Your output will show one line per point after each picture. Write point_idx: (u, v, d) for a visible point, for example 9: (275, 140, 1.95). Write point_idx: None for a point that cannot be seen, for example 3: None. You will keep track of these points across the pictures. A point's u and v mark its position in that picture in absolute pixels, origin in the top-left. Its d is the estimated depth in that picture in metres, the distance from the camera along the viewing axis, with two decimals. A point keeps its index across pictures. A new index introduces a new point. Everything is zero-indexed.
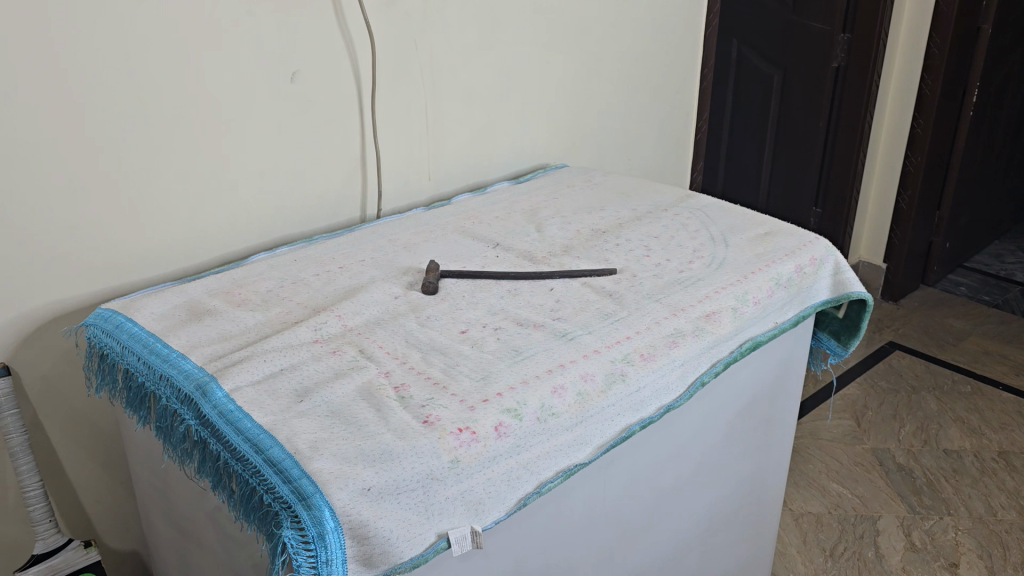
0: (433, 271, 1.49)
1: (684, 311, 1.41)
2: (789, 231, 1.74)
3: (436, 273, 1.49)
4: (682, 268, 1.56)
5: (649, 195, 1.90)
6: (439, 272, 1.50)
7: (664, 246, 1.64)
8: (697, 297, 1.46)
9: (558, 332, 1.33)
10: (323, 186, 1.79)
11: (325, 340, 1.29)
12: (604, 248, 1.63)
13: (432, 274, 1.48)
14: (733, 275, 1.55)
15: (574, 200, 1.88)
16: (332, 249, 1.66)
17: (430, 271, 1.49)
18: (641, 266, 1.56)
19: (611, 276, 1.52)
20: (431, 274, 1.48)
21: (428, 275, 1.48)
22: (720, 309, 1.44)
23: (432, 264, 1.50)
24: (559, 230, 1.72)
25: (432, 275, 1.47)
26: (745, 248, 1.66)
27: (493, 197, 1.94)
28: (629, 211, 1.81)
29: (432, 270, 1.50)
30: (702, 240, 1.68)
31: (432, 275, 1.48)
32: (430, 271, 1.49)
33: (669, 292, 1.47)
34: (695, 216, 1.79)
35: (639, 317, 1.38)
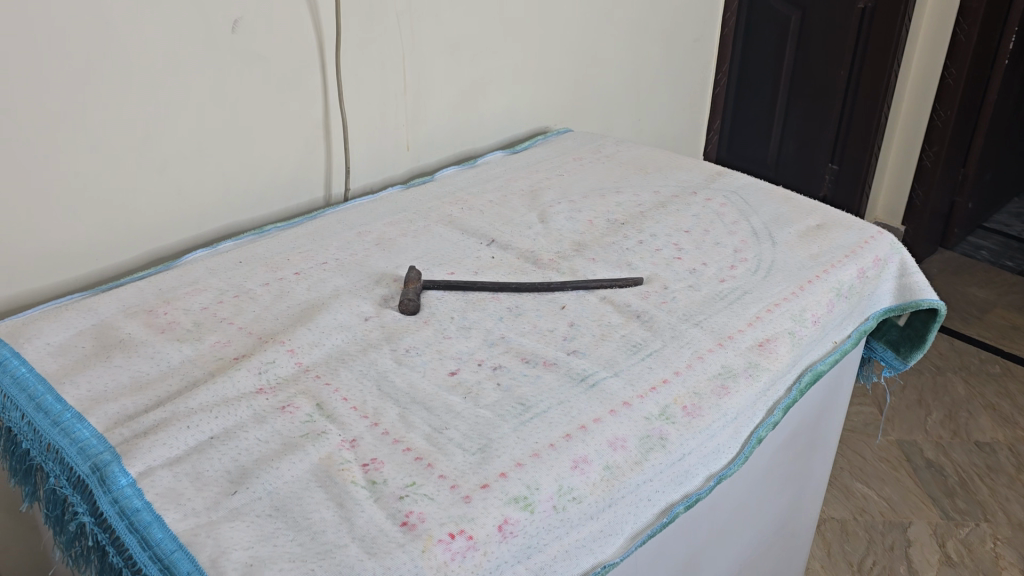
0: (412, 286, 1.18)
1: (731, 341, 1.12)
2: (844, 222, 1.44)
3: (416, 287, 1.18)
4: (723, 277, 1.26)
5: (672, 172, 1.59)
6: (420, 285, 1.19)
7: (698, 245, 1.34)
8: (745, 321, 1.17)
9: (575, 374, 1.04)
10: (277, 162, 1.46)
11: (272, 389, 0.99)
12: (625, 249, 1.32)
13: (410, 290, 1.17)
14: (786, 287, 1.25)
15: (583, 178, 1.56)
16: (288, 244, 1.34)
17: (409, 286, 1.18)
18: (673, 275, 1.26)
19: (637, 289, 1.22)
20: (409, 290, 1.17)
21: (405, 291, 1.17)
22: (774, 335, 1.16)
23: (411, 275, 1.19)
24: (568, 222, 1.41)
25: (410, 291, 1.16)
26: (796, 246, 1.36)
27: (486, 173, 1.62)
28: (651, 195, 1.49)
29: (411, 283, 1.19)
30: (743, 236, 1.38)
31: (411, 289, 1.17)
32: (409, 285, 1.18)
33: (711, 312, 1.18)
34: (730, 203, 1.48)
35: (675, 352, 1.09)
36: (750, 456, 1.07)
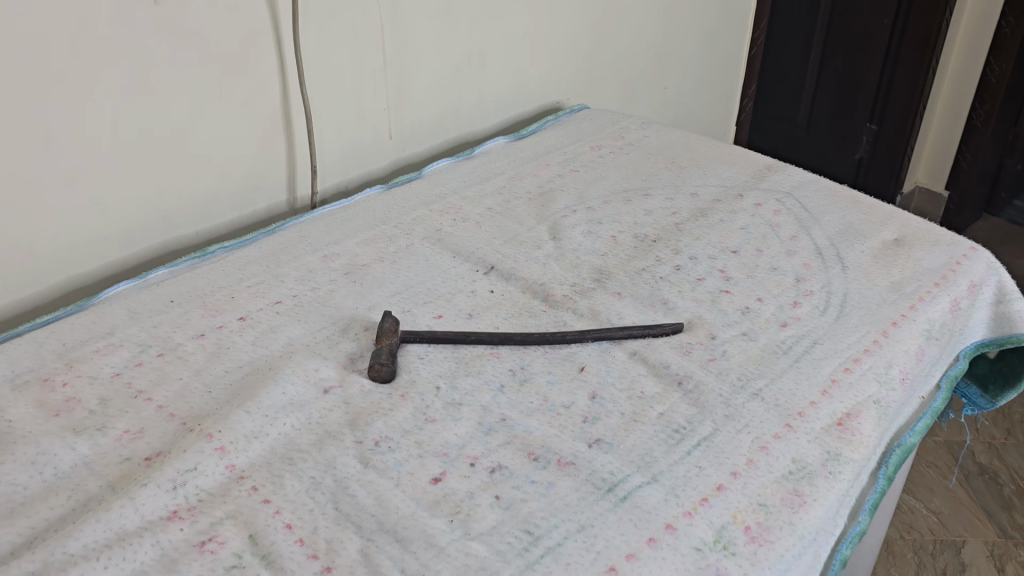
0: (386, 345, 0.91)
1: (802, 421, 0.86)
2: (927, 236, 1.16)
3: (391, 345, 0.91)
4: (785, 321, 0.99)
5: (712, 168, 1.30)
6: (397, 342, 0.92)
7: (751, 274, 1.06)
8: (818, 388, 0.90)
9: (599, 481, 0.77)
10: (225, 162, 1.17)
11: (191, 514, 0.73)
12: (659, 281, 1.05)
13: (384, 350, 0.90)
14: (865, 334, 0.98)
15: (603, 176, 1.28)
16: (234, 272, 1.06)
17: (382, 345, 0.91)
18: (721, 319, 0.98)
19: (678, 342, 0.95)
20: (382, 350, 0.90)
21: (377, 352, 0.90)
22: (857, 408, 0.89)
23: (385, 330, 0.92)
24: (586, 240, 1.13)
25: (384, 352, 0.89)
26: (872, 272, 1.08)
27: (485, 166, 1.33)
28: (688, 201, 1.21)
29: (386, 340, 0.91)
30: (805, 258, 1.10)
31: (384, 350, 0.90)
32: (382, 344, 0.91)
33: (773, 375, 0.91)
34: (784, 211, 1.20)
35: (731, 442, 0.82)
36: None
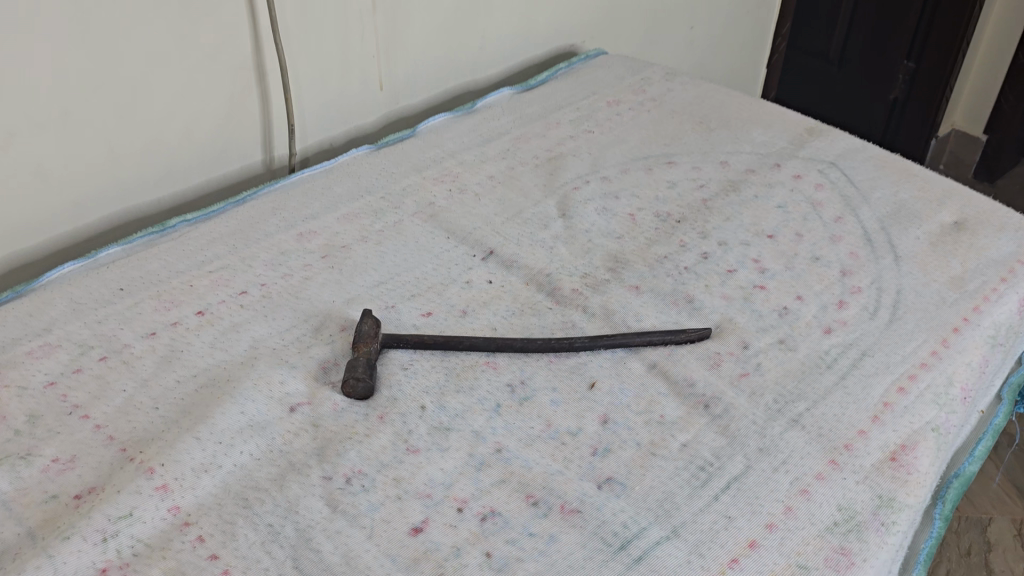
0: (364, 354, 0.77)
1: (849, 457, 0.73)
2: (994, 218, 1.01)
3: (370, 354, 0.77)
4: (830, 326, 0.85)
5: (745, 131, 1.14)
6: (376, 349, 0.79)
7: (789, 264, 0.92)
8: (868, 414, 0.77)
9: (610, 535, 0.65)
10: (188, 121, 1.02)
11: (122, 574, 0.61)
12: (682, 272, 0.91)
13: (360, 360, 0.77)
14: (922, 343, 0.84)
15: (620, 139, 1.12)
16: (195, 253, 0.92)
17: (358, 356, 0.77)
18: (755, 323, 0.85)
19: (704, 352, 0.81)
20: (358, 361, 0.76)
21: (353, 363, 0.76)
22: (913, 438, 0.75)
23: (363, 336, 0.78)
24: (600, 218, 0.98)
25: (360, 364, 0.76)
26: (930, 264, 0.93)
27: (487, 123, 1.17)
28: (717, 172, 1.06)
29: (364, 348, 0.78)
30: (852, 245, 0.95)
31: (361, 361, 0.76)
32: (359, 353, 0.77)
33: (816, 396, 0.78)
34: (828, 185, 1.04)
35: (765, 485, 0.70)
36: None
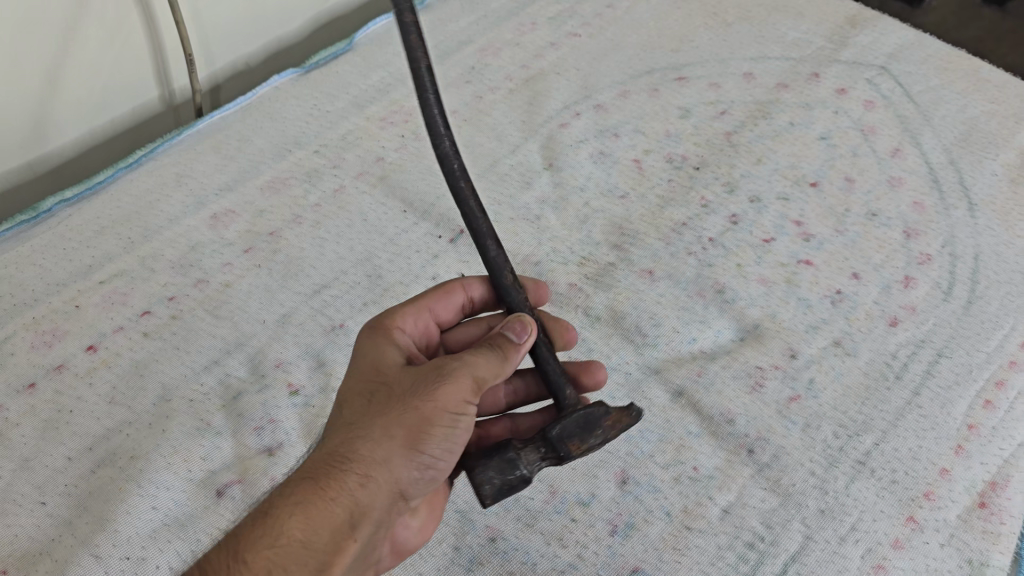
0: (598, 420, 0.50)
1: (928, 509, 0.58)
2: None
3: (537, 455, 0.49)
4: (895, 317, 0.68)
5: (770, 26, 0.91)
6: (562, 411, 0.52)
7: (839, 226, 0.73)
8: (950, 445, 0.61)
9: None
10: (50, 68, 0.75)
11: None
12: (707, 246, 0.72)
13: (548, 454, 0.49)
14: (1010, 336, 0.67)
15: (615, 45, 0.89)
16: (80, 251, 0.71)
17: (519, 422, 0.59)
18: (803, 319, 0.67)
19: (742, 367, 0.64)
20: (513, 463, 0.48)
21: (467, 459, 0.49)
22: (1004, 474, 0.61)
23: (637, 412, 0.51)
24: (596, 168, 0.78)
25: (496, 475, 0.48)
26: (1012, 212, 0.75)
27: (444, 27, 0.92)
28: (739, 89, 0.84)
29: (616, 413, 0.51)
30: (915, 191, 0.76)
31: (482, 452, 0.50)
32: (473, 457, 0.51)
33: (885, 424, 0.62)
34: (879, 101, 0.83)
35: (832, 564, 0.55)
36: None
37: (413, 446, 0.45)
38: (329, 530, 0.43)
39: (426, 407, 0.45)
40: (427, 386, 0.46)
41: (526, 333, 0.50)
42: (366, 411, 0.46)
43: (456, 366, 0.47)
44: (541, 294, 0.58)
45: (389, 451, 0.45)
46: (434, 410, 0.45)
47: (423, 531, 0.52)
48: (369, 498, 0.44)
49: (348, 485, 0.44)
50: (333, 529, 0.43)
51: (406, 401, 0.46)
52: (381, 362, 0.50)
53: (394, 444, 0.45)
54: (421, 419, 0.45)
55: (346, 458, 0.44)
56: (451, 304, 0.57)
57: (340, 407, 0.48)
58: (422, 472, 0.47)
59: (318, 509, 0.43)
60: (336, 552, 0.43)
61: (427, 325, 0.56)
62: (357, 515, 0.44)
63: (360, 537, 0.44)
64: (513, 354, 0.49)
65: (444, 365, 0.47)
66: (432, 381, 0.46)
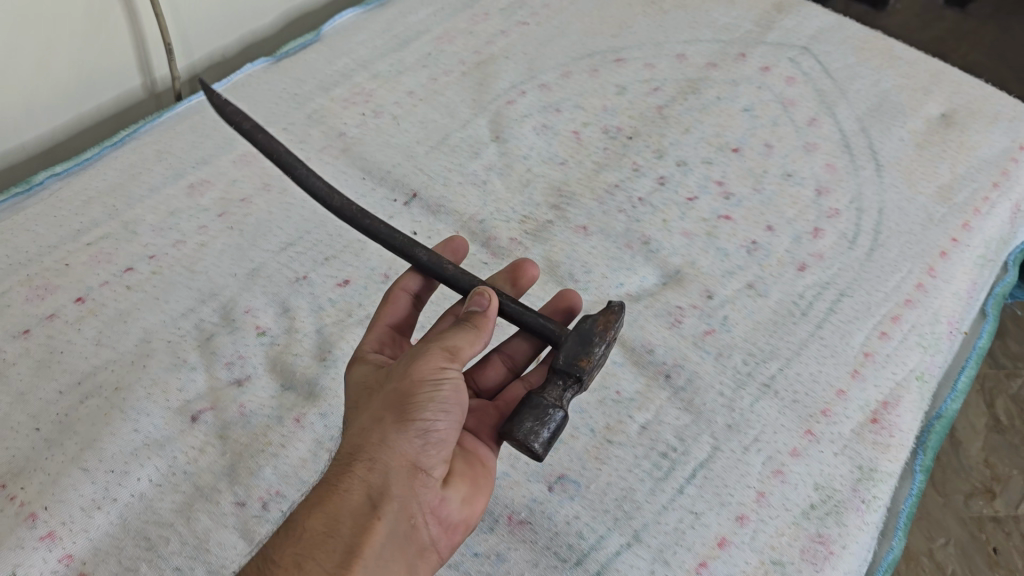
0: (593, 331, 0.56)
1: (825, 424, 0.66)
2: (982, 107, 0.89)
3: (564, 391, 0.55)
4: (804, 262, 0.75)
5: (703, 12, 0.99)
6: (560, 340, 0.57)
7: (757, 185, 0.81)
8: (847, 368, 0.69)
9: (565, 549, 0.59)
10: (40, 56, 0.82)
11: None
12: (637, 204, 0.79)
13: (570, 384, 0.55)
14: (908, 276, 0.74)
15: (560, 32, 0.97)
16: (69, 217, 0.79)
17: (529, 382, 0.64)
18: (720, 265, 0.75)
19: (663, 307, 0.72)
20: (552, 407, 0.53)
21: (505, 430, 0.52)
22: (896, 393, 0.68)
23: (618, 306, 0.58)
24: (539, 139, 0.85)
25: (548, 427, 0.52)
26: (915, 171, 0.83)
27: (405, 18, 1.00)
28: (672, 68, 0.92)
29: (603, 318, 0.57)
30: (828, 155, 0.84)
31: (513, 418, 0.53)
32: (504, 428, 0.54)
33: (790, 352, 0.69)
34: (800, 78, 0.91)
35: (736, 469, 0.63)
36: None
37: (404, 421, 0.50)
38: (350, 516, 0.48)
39: (407, 385, 0.51)
40: (401, 372, 0.52)
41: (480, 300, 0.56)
42: (363, 415, 0.52)
43: (422, 347, 0.53)
44: (458, 242, 0.66)
45: (382, 433, 0.50)
46: (411, 385, 0.51)
47: (468, 511, 0.54)
48: (380, 478, 0.49)
49: (358, 474, 0.49)
50: (355, 514, 0.48)
51: (391, 392, 0.52)
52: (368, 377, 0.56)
53: (387, 426, 0.50)
54: (402, 396, 0.51)
55: (354, 455, 0.50)
56: (401, 307, 0.63)
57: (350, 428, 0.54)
58: (427, 443, 0.50)
59: (330, 500, 0.48)
60: (360, 532, 0.47)
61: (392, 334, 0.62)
62: (373, 496, 0.49)
63: (385, 517, 0.48)
64: (479, 320, 0.55)
65: (414, 352, 0.53)
66: (407, 366, 0.52)
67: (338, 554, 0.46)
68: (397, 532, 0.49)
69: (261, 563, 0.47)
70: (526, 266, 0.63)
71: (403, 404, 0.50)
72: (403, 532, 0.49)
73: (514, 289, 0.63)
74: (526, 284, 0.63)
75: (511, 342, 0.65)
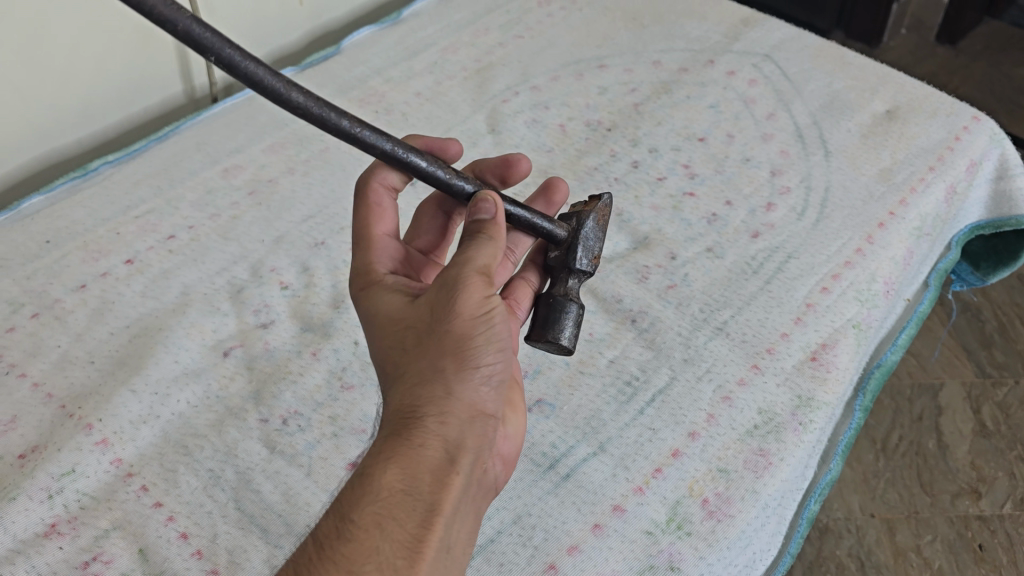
0: (596, 229, 0.67)
1: (770, 359, 0.75)
2: (921, 106, 1.00)
3: (575, 284, 0.66)
4: (757, 231, 0.86)
5: (679, 26, 1.12)
6: (568, 241, 0.67)
7: (719, 168, 0.92)
8: (790, 317, 0.78)
9: (539, 455, 0.69)
10: (98, 59, 0.95)
11: (71, 527, 0.64)
12: (613, 183, 0.90)
13: (581, 276, 0.67)
14: (847, 242, 0.85)
15: (551, 43, 1.09)
16: (119, 195, 0.90)
17: (527, 275, 0.71)
18: (683, 232, 0.86)
19: (632, 265, 0.82)
20: (572, 304, 0.64)
21: (539, 333, 0.64)
22: (834, 337, 0.77)
23: (608, 199, 0.68)
24: (529, 131, 0.97)
25: (569, 322, 0.64)
26: (859, 157, 0.93)
27: (415, 32, 1.12)
28: (648, 73, 1.04)
29: (599, 213, 0.68)
30: (782, 143, 0.95)
31: (540, 320, 0.64)
32: (530, 328, 0.65)
33: (739, 303, 0.80)
34: (761, 80, 1.03)
35: (689, 395, 0.73)
36: (798, 549, 0.73)
37: (465, 367, 0.51)
38: (428, 472, 0.48)
39: (460, 325, 0.52)
40: (446, 309, 0.52)
41: (488, 209, 0.59)
42: (414, 360, 0.52)
43: (458, 277, 0.53)
44: (453, 148, 0.68)
45: (446, 384, 0.51)
46: (463, 324, 0.52)
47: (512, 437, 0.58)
48: (453, 433, 0.50)
49: (430, 427, 0.50)
50: (435, 468, 0.49)
51: (442, 334, 0.52)
52: (395, 312, 0.56)
53: (449, 375, 0.51)
54: (456, 337, 0.51)
55: (417, 410, 0.50)
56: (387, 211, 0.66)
57: (388, 369, 0.54)
58: (485, 384, 0.52)
59: (407, 456, 0.48)
60: (441, 489, 0.48)
61: (396, 245, 0.65)
62: (449, 450, 0.50)
63: (463, 469, 0.50)
64: (492, 230, 0.57)
65: (452, 282, 0.53)
66: (449, 302, 0.53)
67: (422, 512, 0.47)
68: (471, 480, 0.50)
69: (339, 525, 0.46)
70: (518, 161, 0.70)
71: (465, 349, 0.51)
72: (475, 478, 0.51)
73: (502, 182, 0.72)
74: (515, 178, 0.71)
75: (512, 238, 0.72)
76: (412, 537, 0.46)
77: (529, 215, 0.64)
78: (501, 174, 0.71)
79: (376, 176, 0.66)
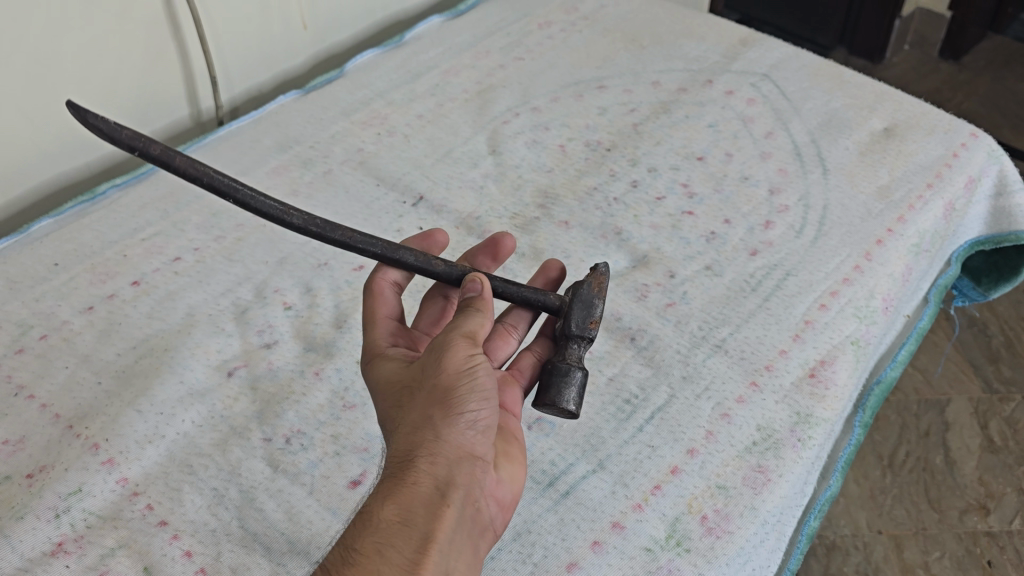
0: (592, 296, 0.69)
1: (769, 377, 0.76)
2: (918, 123, 1.01)
3: (578, 350, 0.67)
4: (755, 248, 0.87)
5: (677, 46, 1.13)
6: (566, 309, 0.69)
7: (718, 187, 0.93)
8: (789, 334, 0.79)
9: (539, 473, 0.69)
10: (107, 85, 0.96)
11: (77, 546, 0.65)
12: (613, 203, 0.92)
13: (582, 343, 0.67)
14: (845, 260, 0.85)
15: (552, 65, 1.11)
16: (127, 218, 0.92)
17: (535, 348, 0.71)
18: (682, 251, 0.86)
19: (631, 284, 0.83)
20: (575, 370, 0.64)
21: (541, 399, 0.64)
22: (832, 354, 0.78)
23: (604, 268, 0.70)
24: (530, 152, 0.98)
25: (574, 386, 0.64)
26: (857, 174, 0.94)
27: (418, 55, 1.14)
28: (647, 93, 1.06)
29: (595, 281, 0.70)
30: (780, 162, 0.96)
31: (544, 387, 0.64)
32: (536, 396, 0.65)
33: (738, 320, 0.80)
34: (759, 99, 1.04)
35: (688, 412, 0.73)
36: (798, 565, 0.73)
37: (451, 413, 0.53)
38: (421, 506, 0.50)
39: (447, 378, 0.54)
40: (435, 365, 0.55)
41: (474, 287, 0.61)
42: (408, 413, 0.55)
43: (444, 340, 0.56)
44: (440, 236, 0.74)
45: (436, 429, 0.53)
46: (449, 377, 0.54)
47: (509, 483, 0.59)
48: (443, 470, 0.52)
49: (422, 468, 0.52)
50: (427, 503, 0.51)
51: (432, 387, 0.55)
52: (391, 374, 0.59)
53: (438, 421, 0.53)
54: (443, 390, 0.54)
55: (410, 454, 0.53)
56: (388, 296, 0.68)
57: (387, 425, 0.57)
58: (474, 428, 0.54)
59: (399, 494, 0.51)
60: (433, 521, 0.50)
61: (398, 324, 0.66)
62: (440, 487, 0.51)
63: (455, 503, 0.51)
64: (480, 303, 0.60)
65: (438, 345, 0.56)
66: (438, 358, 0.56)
67: (417, 542, 0.49)
68: (463, 516, 0.52)
69: (343, 556, 0.48)
70: (503, 240, 0.74)
71: (452, 398, 0.54)
72: (469, 515, 0.53)
73: (494, 261, 0.75)
74: (504, 256, 0.75)
75: (512, 315, 0.71)
76: (407, 563, 0.48)
77: (514, 288, 0.69)
78: (494, 253, 0.75)
79: (377, 271, 0.69)
